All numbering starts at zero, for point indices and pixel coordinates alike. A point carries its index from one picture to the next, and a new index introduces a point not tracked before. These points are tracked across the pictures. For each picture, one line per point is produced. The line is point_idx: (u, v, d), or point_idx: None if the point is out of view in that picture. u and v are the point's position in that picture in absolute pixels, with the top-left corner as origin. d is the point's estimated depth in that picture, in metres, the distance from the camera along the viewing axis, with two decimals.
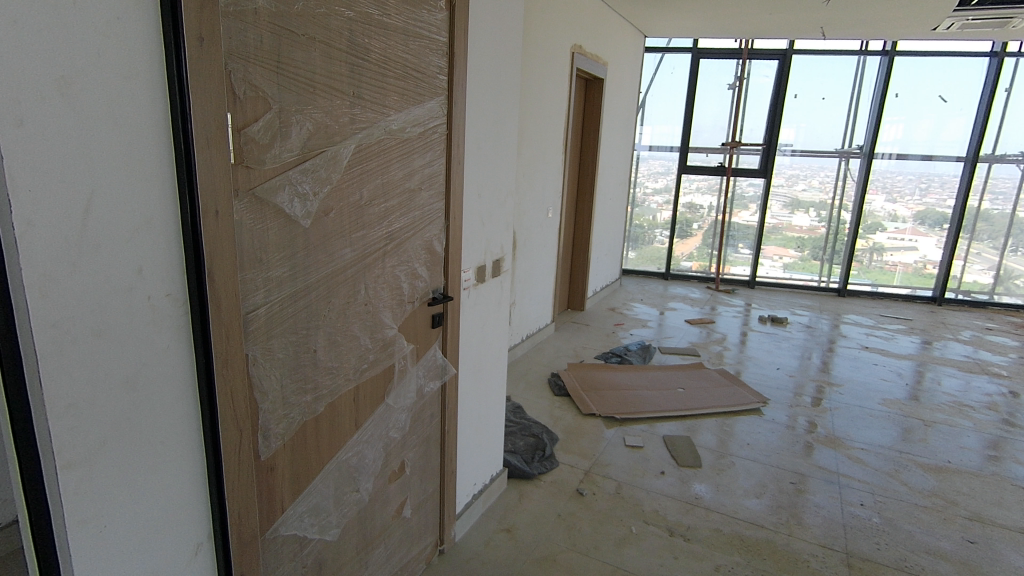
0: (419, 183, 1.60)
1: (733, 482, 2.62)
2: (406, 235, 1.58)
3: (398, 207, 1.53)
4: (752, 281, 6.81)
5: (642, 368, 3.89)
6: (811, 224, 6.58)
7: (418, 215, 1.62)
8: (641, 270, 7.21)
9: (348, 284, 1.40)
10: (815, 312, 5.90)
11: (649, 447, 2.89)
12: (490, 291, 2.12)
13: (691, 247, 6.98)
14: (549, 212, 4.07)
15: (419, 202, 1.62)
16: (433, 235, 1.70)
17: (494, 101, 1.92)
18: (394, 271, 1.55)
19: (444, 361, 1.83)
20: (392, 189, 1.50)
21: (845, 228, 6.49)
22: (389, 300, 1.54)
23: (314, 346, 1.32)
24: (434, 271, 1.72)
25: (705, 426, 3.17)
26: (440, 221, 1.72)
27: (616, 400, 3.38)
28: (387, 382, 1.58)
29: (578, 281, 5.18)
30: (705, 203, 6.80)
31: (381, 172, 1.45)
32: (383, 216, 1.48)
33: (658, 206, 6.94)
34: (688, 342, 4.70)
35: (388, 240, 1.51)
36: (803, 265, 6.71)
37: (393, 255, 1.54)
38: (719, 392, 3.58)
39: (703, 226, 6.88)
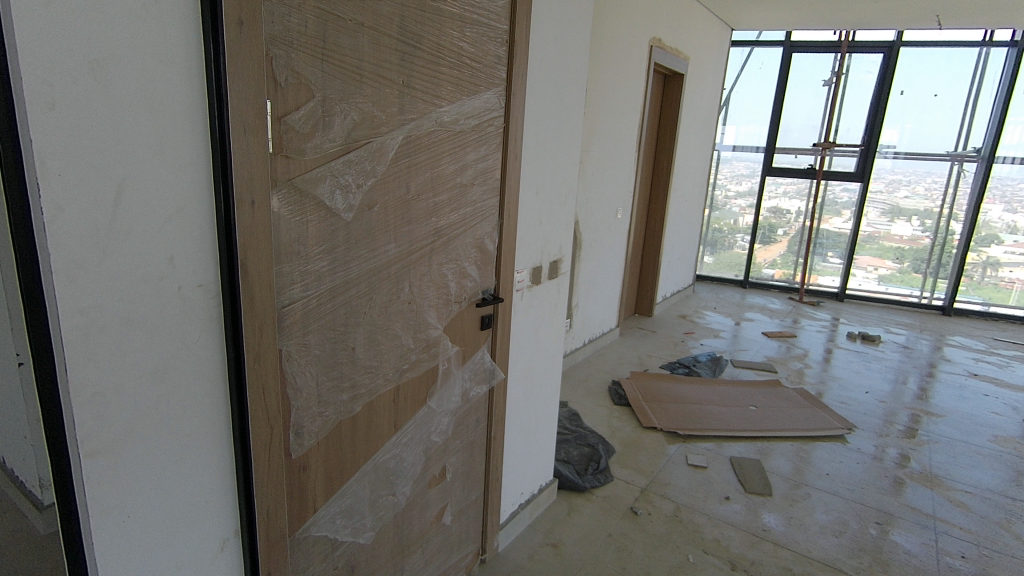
0: (471, 178, 1.53)
1: (808, 516, 2.37)
2: (456, 232, 1.52)
3: (447, 203, 1.47)
4: (842, 294, 6.28)
5: (711, 381, 3.65)
6: (913, 234, 5.97)
7: (469, 212, 1.55)
8: (717, 277, 6.84)
9: (391, 281, 1.35)
10: (914, 331, 5.34)
11: (714, 468, 2.68)
12: (546, 294, 2.02)
13: (773, 254, 6.53)
14: (618, 213, 3.91)
15: (471, 198, 1.55)
16: (485, 233, 1.62)
17: (558, 94, 1.82)
18: (442, 269, 1.49)
19: (492, 366, 1.75)
20: (443, 183, 1.44)
21: (955, 240, 5.84)
22: (434, 299, 1.48)
23: (353, 344, 1.28)
24: (484, 271, 1.64)
25: (779, 451, 2.91)
26: (494, 219, 1.64)
27: (680, 414, 3.19)
28: (430, 384, 1.53)
29: (647, 286, 4.96)
30: (792, 208, 6.33)
31: (431, 165, 1.39)
32: (431, 211, 1.42)
33: (741, 210, 6.53)
34: (765, 356, 4.37)
35: (436, 237, 1.46)
36: (902, 279, 6.11)
37: (442, 252, 1.48)
38: (797, 413, 3.29)
39: (789, 232, 6.42)
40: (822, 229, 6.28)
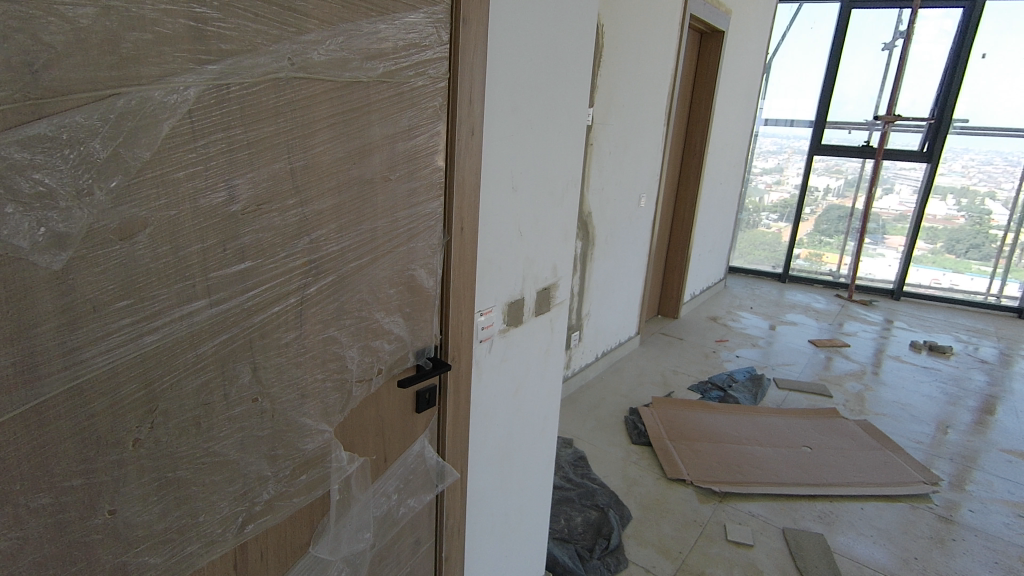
0: (387, 166, 0.88)
1: None
2: (360, 262, 0.87)
3: (336, 211, 0.82)
4: (897, 291, 5.49)
5: (751, 409, 2.98)
6: (947, 213, 5.17)
7: (384, 226, 0.90)
8: (752, 268, 6.08)
9: (208, 369, 0.71)
10: (986, 338, 4.57)
11: (761, 547, 2.05)
12: (534, 337, 1.37)
13: (798, 234, 5.77)
14: (641, 200, 3.21)
15: (386, 203, 0.89)
16: (420, 259, 0.97)
17: (550, 29, 1.13)
18: (326, 329, 0.85)
19: (438, 462, 1.13)
20: (322, 180, 0.79)
21: (995, 220, 5.08)
22: (313, 383, 0.85)
23: (124, 498, 0.66)
24: (415, 322, 1.00)
25: (845, 517, 2.25)
26: (437, 236, 0.99)
27: (715, 460, 2.53)
28: (316, 522, 0.91)
29: (673, 283, 4.27)
30: (822, 185, 5.57)
31: (290, 145, 0.74)
32: (297, 231, 0.77)
33: (767, 187, 5.77)
34: (814, 372, 3.66)
35: (314, 276, 0.81)
36: (934, 260, 5.34)
37: (325, 302, 0.84)
38: (863, 459, 2.62)
39: (816, 211, 5.66)
40: (854, 208, 5.52)
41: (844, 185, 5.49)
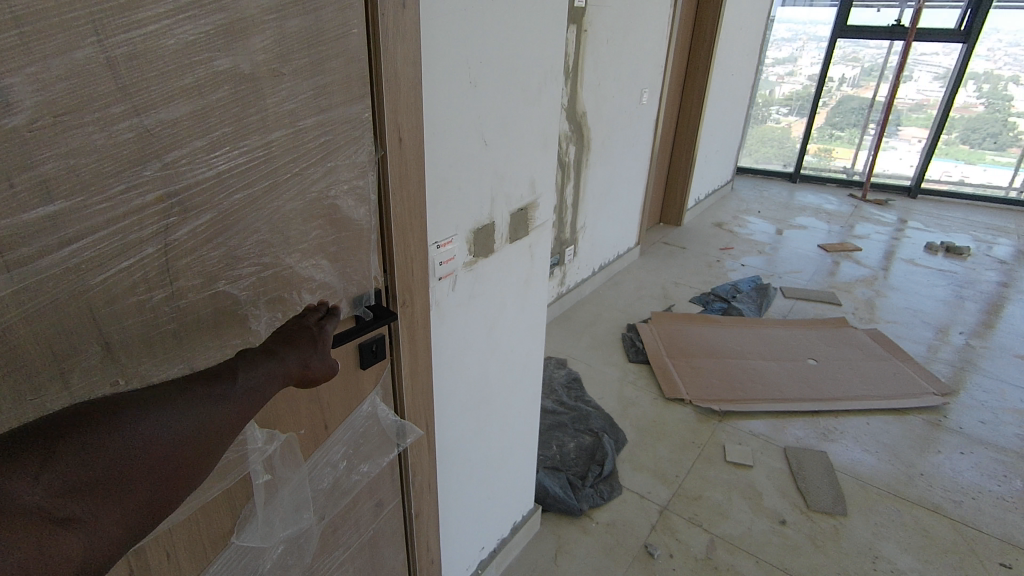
0: (277, 56, 0.62)
1: (900, 555, 1.65)
2: (252, 192, 0.64)
3: (200, 122, 0.58)
4: (915, 189, 5.18)
5: (755, 321, 2.83)
6: (964, 100, 4.77)
7: (284, 141, 0.66)
8: (761, 169, 5.73)
9: (27, 353, 0.52)
10: (1006, 236, 4.33)
11: (761, 468, 1.97)
12: (509, 269, 1.16)
13: (812, 129, 5.36)
14: (642, 95, 2.86)
15: (282, 109, 0.65)
16: (344, 183, 0.74)
17: None
18: (211, 283, 0.64)
19: (395, 419, 0.97)
20: (166, 78, 0.54)
21: (1015, 106, 4.68)
22: (202, 351, 0.66)
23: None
24: (345, 264, 0.79)
25: (850, 434, 2.16)
26: (366, 151, 0.75)
27: (716, 377, 2.42)
28: (239, 504, 0.77)
29: (676, 188, 3.99)
30: (836, 74, 5.10)
31: (96, 22, 0.49)
32: (138, 156, 0.54)
33: (779, 78, 5.27)
34: (823, 278, 3.48)
35: (179, 216, 0.59)
36: (946, 151, 5.00)
37: (205, 249, 0.62)
38: (871, 370, 2.50)
39: (829, 102, 5.23)
40: (874, 98, 5.05)
41: (862, 73, 5.01)
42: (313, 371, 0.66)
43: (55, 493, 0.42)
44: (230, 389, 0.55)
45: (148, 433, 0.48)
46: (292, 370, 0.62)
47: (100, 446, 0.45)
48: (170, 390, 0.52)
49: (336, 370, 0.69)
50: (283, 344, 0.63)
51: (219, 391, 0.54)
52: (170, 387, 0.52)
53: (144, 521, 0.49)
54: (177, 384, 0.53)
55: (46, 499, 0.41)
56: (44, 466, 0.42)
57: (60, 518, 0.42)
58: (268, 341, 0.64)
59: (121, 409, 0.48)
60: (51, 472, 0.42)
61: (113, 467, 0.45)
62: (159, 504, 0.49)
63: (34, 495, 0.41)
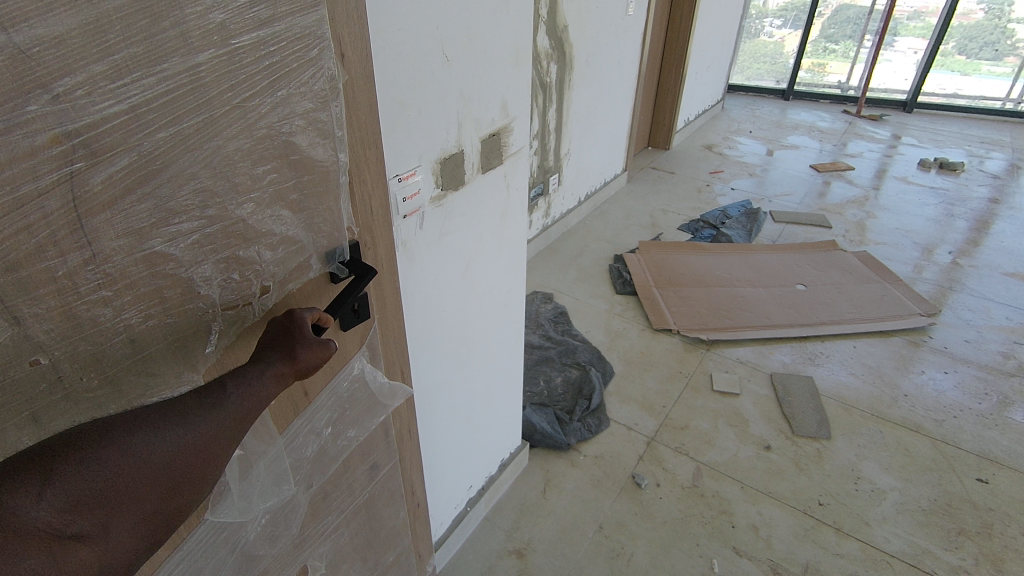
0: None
1: (878, 474, 1.69)
2: (181, 129, 0.50)
3: (95, 39, 0.43)
4: (910, 103, 5.01)
5: (744, 247, 2.78)
6: (965, 7, 4.52)
7: (213, 60, 0.50)
8: (753, 86, 5.49)
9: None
10: (1000, 149, 4.24)
11: (747, 395, 1.97)
12: (481, 202, 1.07)
13: (807, 41, 5.10)
14: (628, 6, 2.64)
15: (209, 19, 0.49)
16: (299, 110, 0.59)
17: None
18: (143, 242, 0.50)
19: (380, 381, 0.91)
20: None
21: (1015, 11, 4.44)
22: (143, 322, 0.52)
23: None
24: (312, 213, 0.64)
25: (836, 358, 2.16)
26: (325, 75, 0.60)
27: (703, 304, 2.39)
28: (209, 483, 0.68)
29: (664, 109, 3.80)
30: None
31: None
32: (12, 82, 0.39)
33: None
34: (813, 200, 3.40)
35: (86, 158, 0.44)
36: (942, 62, 4.81)
37: (129, 201, 0.48)
38: (858, 292, 2.49)
39: (827, 11, 4.93)
40: (873, 7, 4.75)
41: None
42: (303, 363, 0.62)
43: (59, 509, 0.43)
44: (223, 396, 0.55)
45: (141, 448, 0.49)
46: (283, 370, 0.60)
47: (97, 460, 0.46)
48: (163, 407, 0.52)
49: (330, 354, 0.63)
50: (270, 344, 0.62)
51: (212, 398, 0.55)
52: (159, 404, 0.52)
53: (155, 527, 0.50)
54: (166, 400, 0.53)
55: (52, 516, 0.43)
56: (45, 484, 0.43)
57: (69, 535, 0.44)
58: (263, 342, 0.62)
59: (115, 425, 0.48)
60: (52, 488, 0.43)
61: (113, 482, 0.46)
62: (165, 512, 0.51)
63: (40, 513, 0.42)
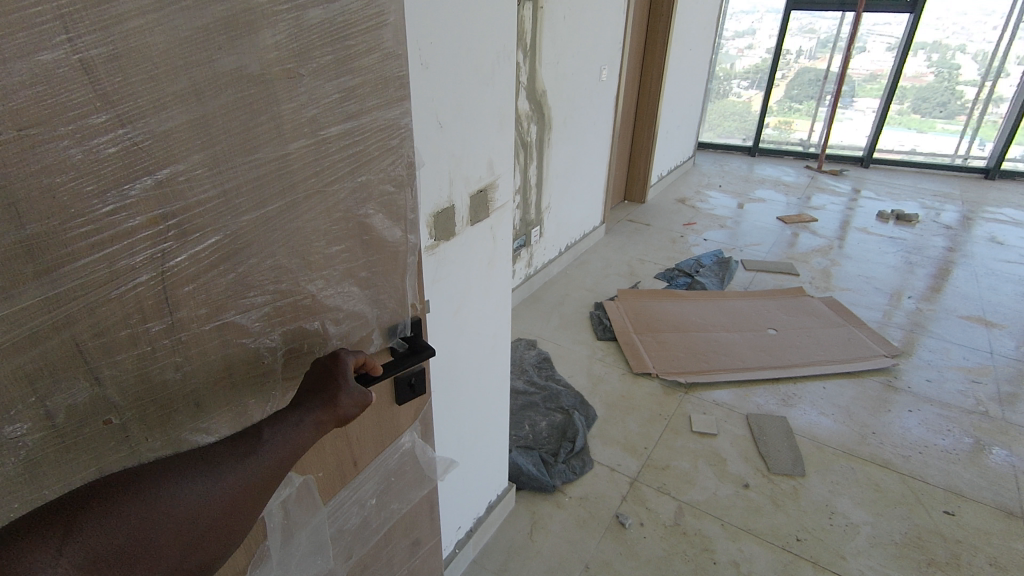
0: (281, 48, 0.54)
1: (850, 509, 1.76)
2: (268, 213, 0.58)
3: (199, 135, 0.50)
4: (867, 158, 5.35)
5: (718, 294, 2.92)
6: (918, 71, 4.92)
7: (302, 152, 0.59)
8: (721, 142, 5.82)
9: (2, 387, 0.45)
10: (951, 202, 4.53)
11: (725, 435, 2.05)
12: (470, 252, 1.17)
13: (771, 101, 5.47)
14: (602, 72, 2.86)
15: (303, 115, 0.58)
16: (375, 195, 0.70)
17: None
18: (219, 314, 0.58)
19: (422, 450, 0.98)
20: (156, 82, 0.47)
21: (963, 75, 4.87)
22: (209, 388, 0.60)
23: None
24: (378, 290, 0.75)
25: (807, 398, 2.26)
26: (404, 161, 0.72)
27: (681, 349, 2.49)
28: (255, 543, 0.71)
29: (639, 164, 4.03)
30: (794, 47, 5.17)
31: (67, 14, 0.41)
32: (127, 171, 0.47)
33: (738, 51, 5.35)
34: (782, 249, 3.59)
35: (176, 236, 0.52)
36: (900, 121, 5.17)
37: (209, 275, 0.55)
38: (827, 336, 2.62)
39: (788, 75, 5.32)
40: (828, 70, 5.18)
41: (819, 45, 5.10)
42: (342, 410, 0.65)
43: (80, 566, 0.46)
44: (257, 447, 0.58)
45: (168, 502, 0.52)
46: (320, 418, 0.63)
47: (120, 517, 0.49)
48: (197, 457, 0.55)
49: (368, 401, 0.67)
50: (308, 390, 0.65)
51: (245, 450, 0.58)
52: (193, 454, 0.55)
53: None
54: (201, 450, 0.56)
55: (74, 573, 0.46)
56: (66, 540, 0.46)
57: None
58: (299, 389, 0.65)
59: (141, 481, 0.51)
60: (72, 546, 0.46)
61: (134, 537, 0.50)
62: (181, 566, 0.54)
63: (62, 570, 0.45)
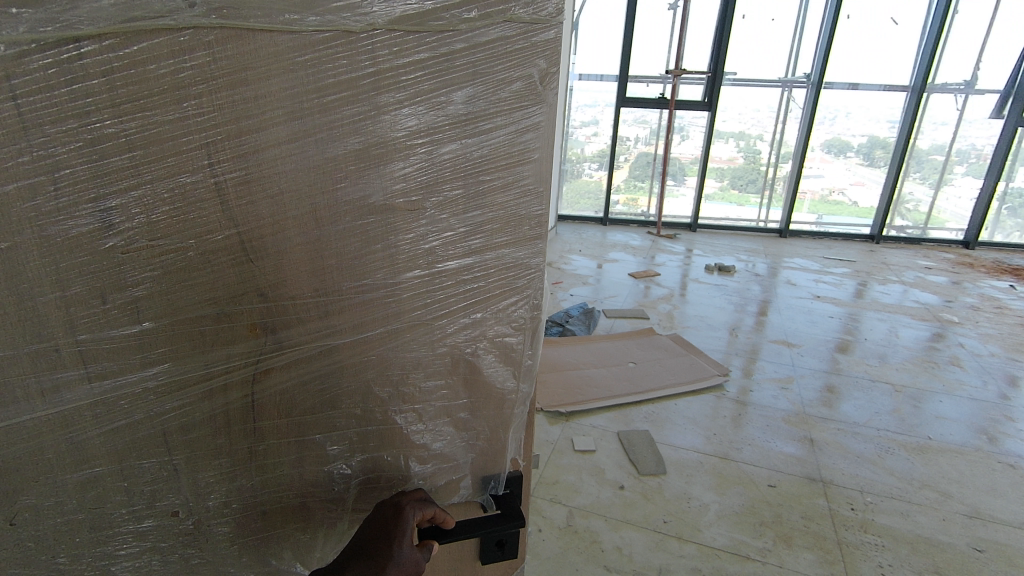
0: (402, 179, 0.67)
1: (700, 491, 2.18)
2: (368, 342, 0.71)
3: (309, 255, 0.65)
4: (693, 224, 6.44)
5: (586, 339, 3.38)
6: (731, 155, 6.15)
7: (410, 284, 0.71)
8: (578, 216, 6.66)
9: (103, 459, 0.66)
10: (757, 255, 5.61)
11: (601, 450, 2.40)
12: None
13: (616, 179, 6.42)
14: None
15: (418, 248, 0.70)
16: (488, 336, 0.79)
17: None
18: (301, 430, 0.73)
19: None
20: (281, 211, 0.62)
21: (761, 158, 6.14)
22: (273, 501, 0.76)
23: (31, 529, 0.67)
24: (473, 434, 0.83)
25: (663, 414, 2.72)
26: (526, 303, 0.80)
27: (559, 386, 2.86)
28: None
29: None
30: (632, 135, 6.20)
31: (211, 150, 0.59)
32: (241, 291, 0.64)
33: (587, 138, 6.27)
34: (634, 300, 4.21)
35: (273, 347, 0.67)
36: (723, 196, 6.36)
37: (297, 388, 0.70)
38: (673, 365, 3.15)
39: (629, 158, 6.32)
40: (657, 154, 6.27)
41: (651, 134, 6.17)
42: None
43: None
44: None
45: None
46: None
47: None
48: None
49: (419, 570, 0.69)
50: (359, 553, 0.68)
51: None
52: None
53: None
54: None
55: None
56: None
57: None
58: (358, 541, 0.70)
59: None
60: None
61: None
62: None
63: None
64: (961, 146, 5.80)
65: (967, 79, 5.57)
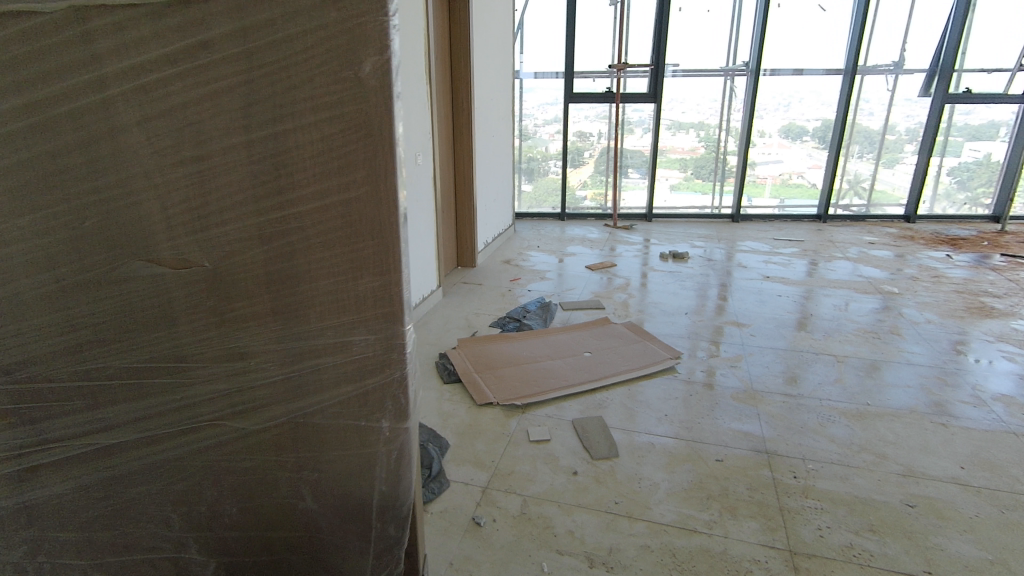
0: (181, 252, 0.90)
1: (650, 471, 2.24)
2: (167, 409, 0.97)
3: (90, 330, 0.92)
4: (648, 214, 6.54)
5: (543, 332, 3.42)
6: (692, 145, 6.27)
7: (197, 353, 0.94)
8: (536, 212, 6.70)
9: None
10: (710, 241, 5.75)
11: (556, 439, 2.46)
12: None
13: (584, 175, 6.48)
14: (418, 158, 3.37)
15: (216, 345, 0.94)
16: (338, 445, 1.01)
17: None
18: (114, 473, 1.01)
19: None
20: (60, 296, 0.91)
21: (726, 146, 6.27)
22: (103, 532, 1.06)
23: None
24: (328, 537, 1.07)
25: (617, 400, 2.78)
26: (394, 417, 0.99)
27: (515, 380, 2.90)
28: None
29: (465, 234, 4.56)
30: (595, 130, 6.26)
31: None
32: (27, 360, 0.94)
33: (550, 136, 6.32)
34: (590, 291, 4.28)
35: (56, 407, 0.96)
36: (687, 185, 6.47)
37: (107, 439, 0.99)
38: (627, 351, 3.22)
39: (594, 154, 6.37)
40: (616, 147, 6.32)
41: (611, 130, 6.20)
42: None
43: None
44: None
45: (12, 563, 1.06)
46: None
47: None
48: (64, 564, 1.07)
49: None
50: None
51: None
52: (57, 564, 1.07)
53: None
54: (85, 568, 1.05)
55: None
56: None
57: None
58: None
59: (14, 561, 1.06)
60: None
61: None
62: None
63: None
64: (896, 124, 6.04)
65: (895, 60, 5.81)
